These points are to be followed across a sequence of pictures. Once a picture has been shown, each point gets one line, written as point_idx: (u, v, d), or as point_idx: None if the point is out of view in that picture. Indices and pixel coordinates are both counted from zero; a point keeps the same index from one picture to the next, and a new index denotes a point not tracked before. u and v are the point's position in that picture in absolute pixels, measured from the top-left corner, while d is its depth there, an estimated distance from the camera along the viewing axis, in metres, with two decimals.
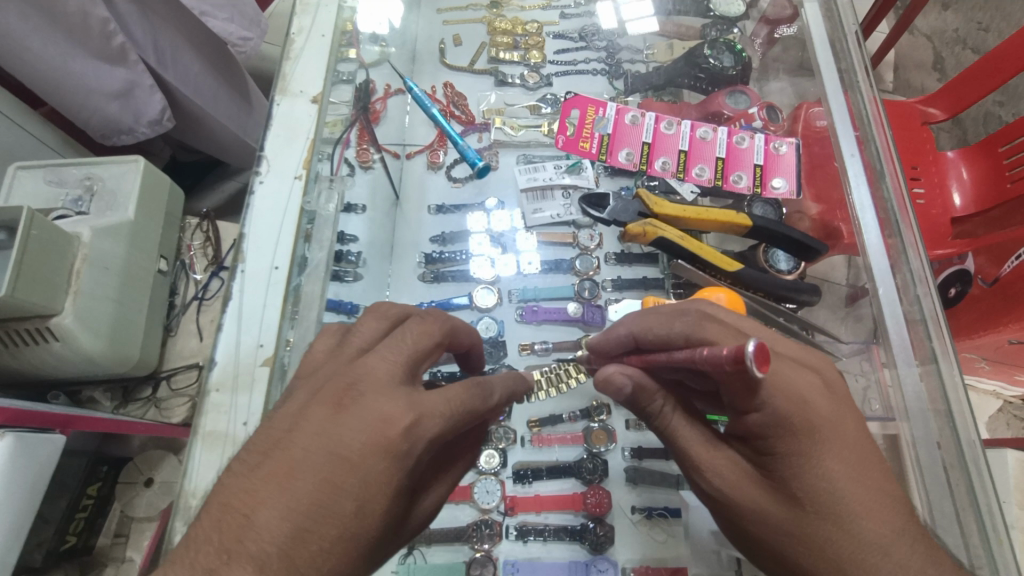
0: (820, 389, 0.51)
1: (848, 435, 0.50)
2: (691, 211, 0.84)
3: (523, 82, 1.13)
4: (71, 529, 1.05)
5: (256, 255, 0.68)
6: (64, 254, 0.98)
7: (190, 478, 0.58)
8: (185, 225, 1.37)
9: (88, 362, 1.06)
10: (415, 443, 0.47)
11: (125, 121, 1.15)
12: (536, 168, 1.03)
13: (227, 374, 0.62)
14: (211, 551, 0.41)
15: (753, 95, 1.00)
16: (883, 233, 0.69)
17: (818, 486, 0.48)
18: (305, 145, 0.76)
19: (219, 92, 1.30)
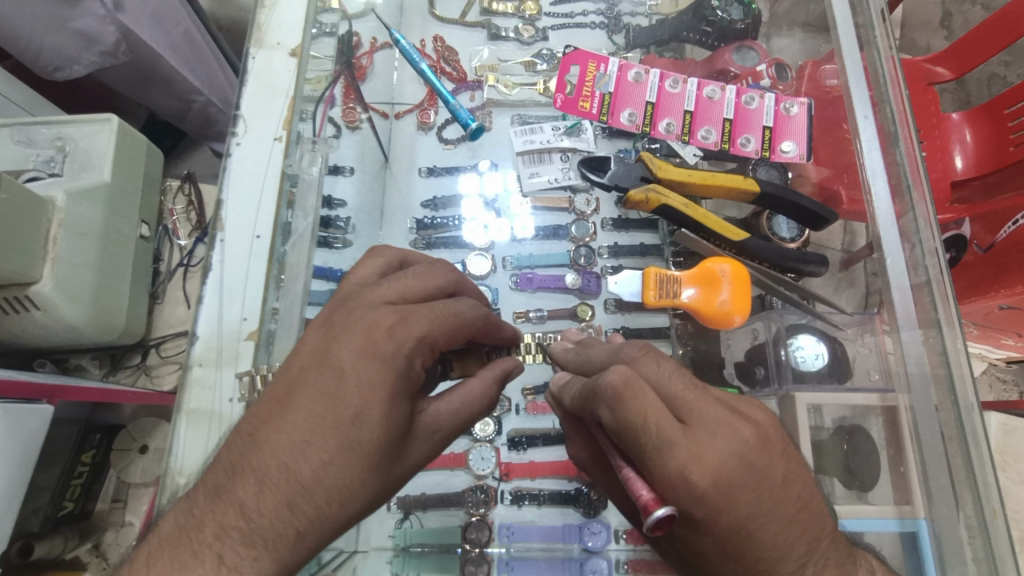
0: (716, 488, 0.42)
1: (733, 517, 0.42)
2: (698, 176, 0.81)
3: (517, 35, 1.07)
4: (68, 495, 1.06)
5: (237, 222, 0.65)
6: (37, 219, 0.94)
7: (176, 457, 0.56)
8: (166, 189, 1.32)
9: (72, 331, 1.04)
10: (401, 345, 0.46)
11: (71, 56, 1.06)
12: (533, 130, 0.99)
13: (210, 349, 0.60)
14: (221, 467, 0.43)
15: (761, 51, 0.95)
16: (894, 201, 0.67)
17: (697, 549, 0.46)
18: (285, 104, 0.71)
19: (182, 47, 1.19)
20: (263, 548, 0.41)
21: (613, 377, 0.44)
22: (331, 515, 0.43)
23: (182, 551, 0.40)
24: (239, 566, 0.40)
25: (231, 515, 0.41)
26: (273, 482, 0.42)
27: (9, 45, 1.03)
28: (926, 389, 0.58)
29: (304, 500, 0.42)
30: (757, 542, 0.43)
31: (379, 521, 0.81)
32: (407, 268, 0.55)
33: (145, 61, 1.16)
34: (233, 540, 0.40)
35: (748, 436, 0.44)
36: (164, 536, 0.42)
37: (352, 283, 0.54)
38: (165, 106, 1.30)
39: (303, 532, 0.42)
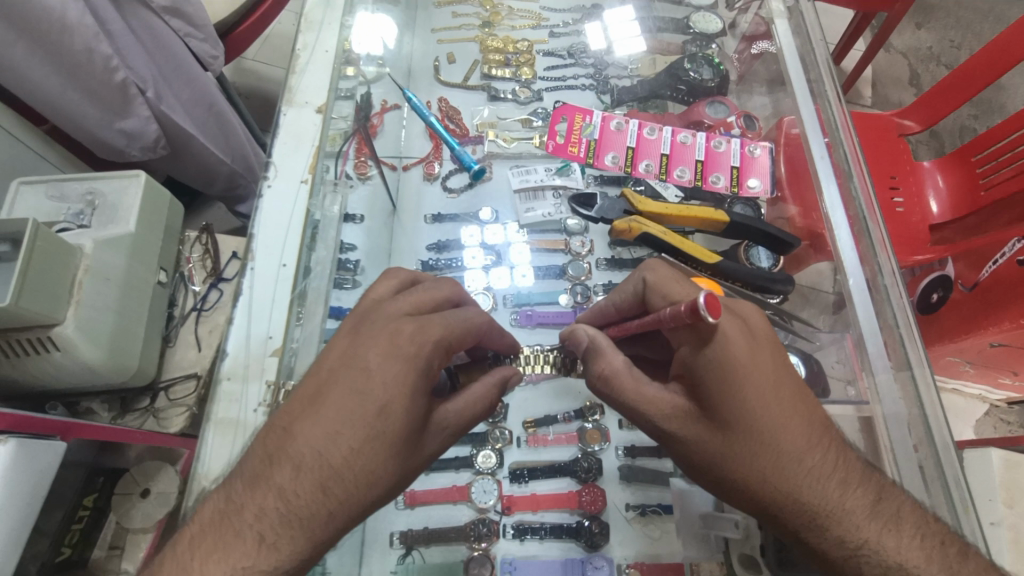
0: (743, 334, 0.54)
1: (765, 362, 0.52)
2: (675, 209, 0.89)
3: (514, 97, 1.18)
4: (65, 540, 1.06)
5: (265, 253, 0.71)
6: (66, 265, 1.00)
7: (203, 463, 0.59)
8: (185, 238, 1.40)
9: (88, 372, 1.07)
10: (422, 345, 0.53)
11: (121, 140, 1.17)
12: (528, 171, 1.07)
13: (238, 364, 0.64)
14: (258, 457, 0.48)
15: (731, 105, 1.04)
16: (853, 230, 0.74)
17: (745, 411, 0.51)
18: (310, 152, 0.79)
19: (209, 126, 1.31)
20: (299, 527, 0.46)
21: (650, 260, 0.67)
22: (356, 497, 0.49)
23: (227, 529, 0.46)
24: (278, 545, 0.46)
25: (270, 499, 0.46)
26: (308, 468, 0.47)
27: (75, 129, 1.13)
28: (895, 399, 0.63)
29: (334, 483, 0.48)
30: (755, 403, 0.51)
31: (382, 557, 0.82)
32: (419, 286, 0.62)
33: (181, 145, 1.28)
34: (272, 521, 0.46)
35: (760, 320, 0.56)
36: (206, 520, 0.47)
37: (374, 297, 0.60)
38: (189, 171, 1.39)
39: (334, 512, 0.48)
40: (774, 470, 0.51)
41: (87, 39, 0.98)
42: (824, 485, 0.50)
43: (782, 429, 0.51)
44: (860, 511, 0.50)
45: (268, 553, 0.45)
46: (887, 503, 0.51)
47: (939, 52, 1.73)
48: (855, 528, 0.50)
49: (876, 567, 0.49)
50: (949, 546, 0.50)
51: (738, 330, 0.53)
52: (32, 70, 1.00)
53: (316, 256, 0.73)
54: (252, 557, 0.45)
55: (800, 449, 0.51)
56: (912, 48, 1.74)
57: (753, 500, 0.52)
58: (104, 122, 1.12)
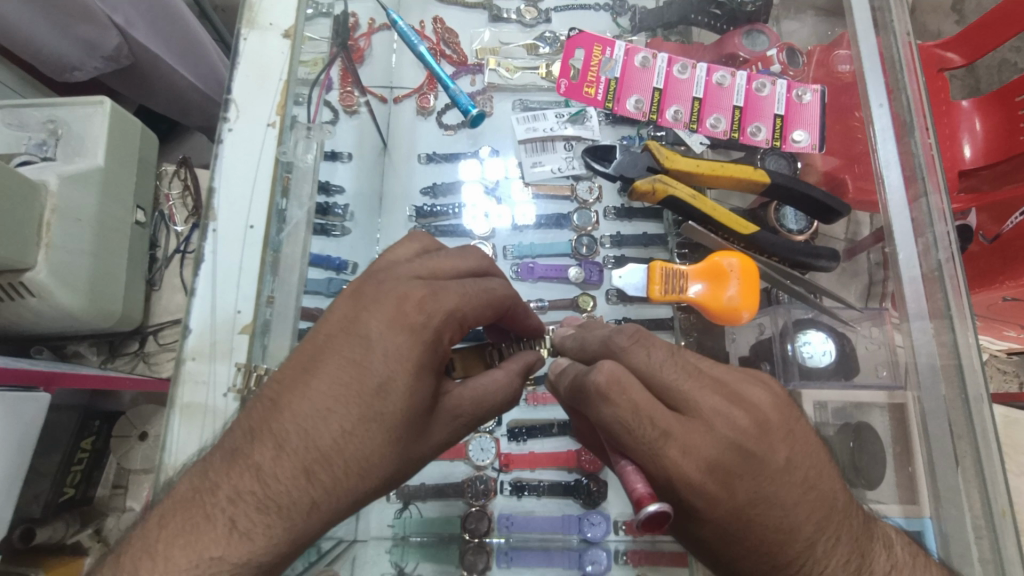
0: (705, 477, 0.43)
1: (732, 505, 0.43)
2: (705, 167, 0.79)
3: (519, 18, 1.04)
4: (68, 481, 1.06)
5: (229, 212, 0.63)
6: (30, 204, 0.92)
7: (168, 452, 0.55)
8: (162, 173, 1.30)
9: (69, 317, 1.02)
10: (432, 316, 0.47)
11: (76, 58, 1.06)
12: (536, 117, 0.97)
13: (204, 343, 0.59)
14: (241, 431, 0.44)
15: (772, 35, 0.93)
16: (908, 192, 0.65)
17: (699, 537, 0.47)
18: (277, 88, 0.69)
19: (176, 45, 1.17)
20: (276, 516, 0.42)
21: (599, 389, 0.45)
22: (347, 487, 0.44)
23: (196, 514, 0.42)
24: (249, 533, 0.41)
25: (247, 480, 0.42)
26: (292, 449, 0.43)
27: (27, 50, 1.03)
28: (934, 384, 0.57)
29: (321, 469, 0.43)
30: (746, 540, 0.45)
31: (380, 511, 0.82)
32: (427, 253, 0.54)
33: (145, 63, 1.16)
34: (248, 505, 0.42)
35: (746, 424, 0.44)
36: (180, 497, 0.43)
37: (387, 260, 0.53)
38: (159, 98, 1.27)
39: (317, 502, 0.43)
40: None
41: None
42: None
43: (742, 560, 0.46)
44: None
45: (240, 541, 0.41)
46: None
47: None
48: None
49: None
50: None
51: (701, 474, 0.43)
52: None
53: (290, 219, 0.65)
54: (222, 546, 0.41)
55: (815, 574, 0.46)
56: None
57: None
58: (59, 32, 1.01)
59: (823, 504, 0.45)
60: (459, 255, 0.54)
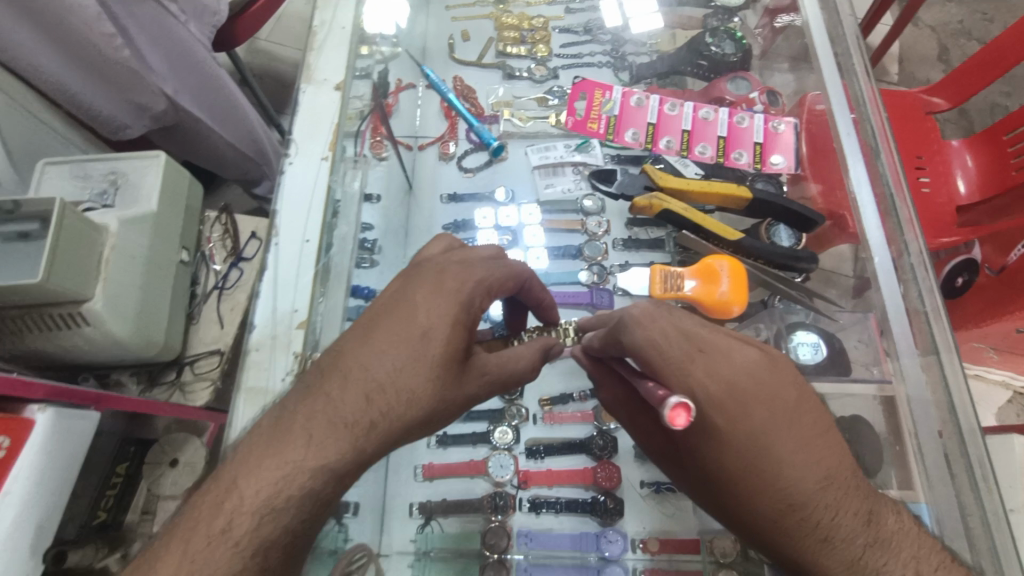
0: (725, 397, 0.53)
1: (747, 426, 0.53)
2: (697, 185, 0.91)
3: (530, 75, 1.17)
4: (102, 504, 1.10)
5: (288, 229, 0.71)
6: (94, 243, 1.03)
7: (234, 428, 0.61)
8: (205, 219, 1.42)
9: (118, 346, 1.11)
10: (464, 283, 0.54)
11: (128, 118, 1.22)
12: (547, 147, 1.08)
13: (266, 335, 0.66)
14: (313, 372, 0.51)
15: (753, 80, 1.04)
16: (879, 210, 0.73)
17: (721, 466, 0.55)
18: (329, 130, 0.79)
19: (216, 110, 1.31)
20: (346, 431, 0.47)
21: (634, 311, 0.57)
22: (396, 414, 0.49)
23: (281, 435, 0.47)
24: (325, 445, 0.46)
25: (320, 405, 0.48)
26: (354, 380, 0.49)
27: (83, 112, 1.18)
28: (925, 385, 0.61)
29: (379, 396, 0.49)
30: (730, 463, 0.54)
31: (402, 526, 0.85)
32: (468, 245, 0.62)
33: (188, 124, 1.32)
34: (321, 421, 0.47)
35: (756, 365, 0.54)
36: (261, 432, 0.48)
37: (423, 254, 0.61)
38: (206, 151, 1.42)
39: (375, 422, 0.48)
40: (751, 520, 0.54)
41: (85, 20, 0.99)
42: (805, 544, 0.51)
43: (760, 492, 0.52)
44: (837, 565, 0.50)
45: (318, 450, 0.46)
46: (876, 560, 0.49)
47: (970, 26, 1.71)
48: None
49: None
50: None
51: (720, 393, 0.53)
52: (38, 50, 1.02)
53: (338, 233, 0.74)
54: (302, 454, 0.46)
55: (778, 511, 0.52)
56: (940, 24, 1.73)
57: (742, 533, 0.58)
58: (114, 96, 1.16)
59: (825, 437, 0.53)
60: (488, 253, 0.60)
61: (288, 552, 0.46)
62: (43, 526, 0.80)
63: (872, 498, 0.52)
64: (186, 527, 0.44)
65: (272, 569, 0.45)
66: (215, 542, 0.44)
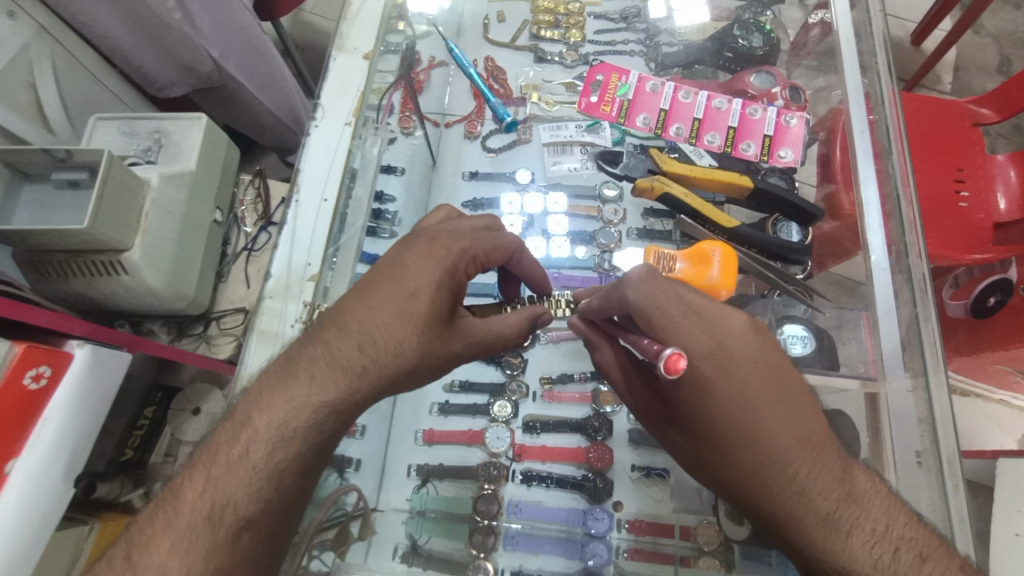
0: (714, 351, 0.56)
1: (734, 383, 0.55)
2: (699, 171, 0.92)
3: (561, 59, 1.18)
4: (130, 443, 1.18)
5: (309, 187, 0.75)
6: (136, 195, 1.09)
7: (245, 367, 0.67)
8: (240, 182, 1.48)
9: (152, 295, 1.18)
10: (451, 248, 0.58)
11: (173, 79, 1.28)
12: (559, 126, 1.10)
13: (280, 284, 0.70)
14: (312, 325, 0.55)
15: (777, 75, 1.04)
16: (883, 205, 0.77)
17: (707, 420, 0.57)
18: (355, 98, 0.82)
19: (258, 77, 1.37)
20: (342, 375, 0.51)
21: (634, 271, 0.60)
22: (385, 363, 0.53)
23: (286, 374, 0.51)
24: (325, 386, 0.51)
25: (319, 352, 0.52)
26: (348, 331, 0.53)
27: (133, 70, 1.25)
28: None
29: (370, 346, 0.53)
30: (716, 416, 0.56)
31: (400, 485, 0.89)
32: (465, 219, 0.65)
33: (231, 88, 1.37)
34: (321, 365, 0.51)
35: (743, 328, 0.57)
36: (266, 374, 0.52)
37: (420, 224, 0.64)
38: (245, 118, 1.48)
39: (366, 368, 0.53)
40: (730, 474, 0.57)
41: None
42: (783, 497, 0.53)
43: (743, 445, 0.55)
44: (812, 520, 0.51)
45: (319, 387, 0.50)
46: (849, 514, 0.51)
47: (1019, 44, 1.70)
48: (804, 534, 0.51)
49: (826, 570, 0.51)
50: (904, 555, 0.49)
51: (710, 349, 0.56)
52: (95, 8, 1.09)
53: (354, 195, 0.78)
54: (305, 392, 0.50)
55: (758, 465, 0.54)
56: (999, 35, 1.71)
57: (723, 492, 0.60)
58: (161, 58, 1.22)
59: (803, 398, 0.55)
60: (481, 224, 0.65)
61: (297, 481, 0.50)
62: (79, 449, 0.87)
63: (845, 459, 0.53)
64: (206, 455, 0.48)
65: (284, 491, 0.49)
66: (233, 466, 0.48)
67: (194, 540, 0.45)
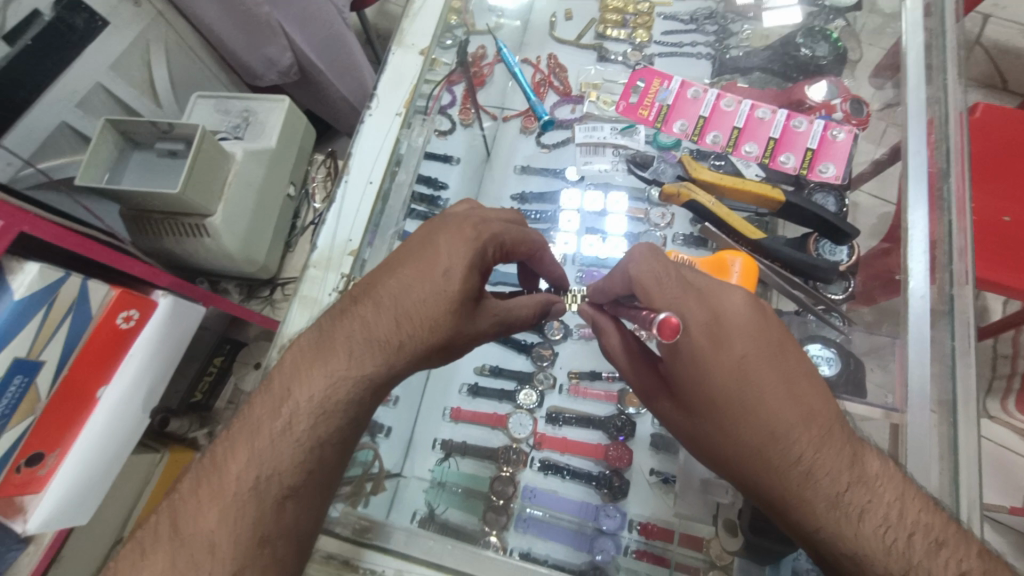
0: (710, 323, 0.56)
1: (731, 355, 0.55)
2: (728, 181, 0.93)
3: (624, 59, 1.18)
4: (200, 387, 1.32)
5: (358, 167, 0.80)
6: (222, 168, 1.22)
7: (286, 326, 0.74)
8: (313, 161, 1.60)
9: (228, 258, 1.31)
10: (482, 232, 0.62)
11: (263, 64, 1.40)
12: (593, 127, 1.10)
13: (323, 255, 0.77)
14: (344, 300, 0.60)
15: (840, 86, 1.01)
16: (931, 232, 0.72)
17: (705, 395, 0.57)
18: (408, 89, 0.85)
19: (336, 64, 1.48)
20: (381, 350, 0.56)
21: (635, 247, 0.62)
22: (420, 338, 0.58)
23: (322, 351, 0.55)
24: (363, 359, 0.55)
25: (354, 325, 0.57)
26: (385, 308, 0.58)
27: (232, 55, 1.38)
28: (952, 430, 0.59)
29: (407, 321, 0.58)
30: (714, 390, 0.56)
31: (423, 458, 0.93)
32: (499, 211, 0.69)
33: (312, 76, 1.48)
34: (359, 340, 0.56)
35: (741, 302, 0.56)
36: (301, 347, 0.57)
37: (450, 211, 0.68)
38: (323, 103, 1.59)
39: (403, 343, 0.57)
40: (732, 453, 0.56)
41: None
42: (787, 477, 0.51)
43: (744, 421, 0.54)
44: (821, 501, 0.49)
45: (356, 363, 0.55)
46: (861, 498, 0.48)
47: None
48: (813, 516, 0.49)
49: (836, 556, 0.49)
50: (919, 541, 0.46)
51: (706, 320, 0.56)
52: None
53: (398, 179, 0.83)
54: (344, 367, 0.55)
55: (760, 442, 0.53)
56: None
57: (726, 476, 0.59)
58: (253, 46, 1.34)
59: (808, 377, 0.54)
60: (507, 216, 0.68)
61: (337, 452, 0.55)
62: (157, 384, 0.99)
63: (855, 441, 0.51)
64: (249, 430, 0.53)
65: (326, 463, 0.54)
66: (276, 437, 0.52)
67: (241, 510, 0.50)
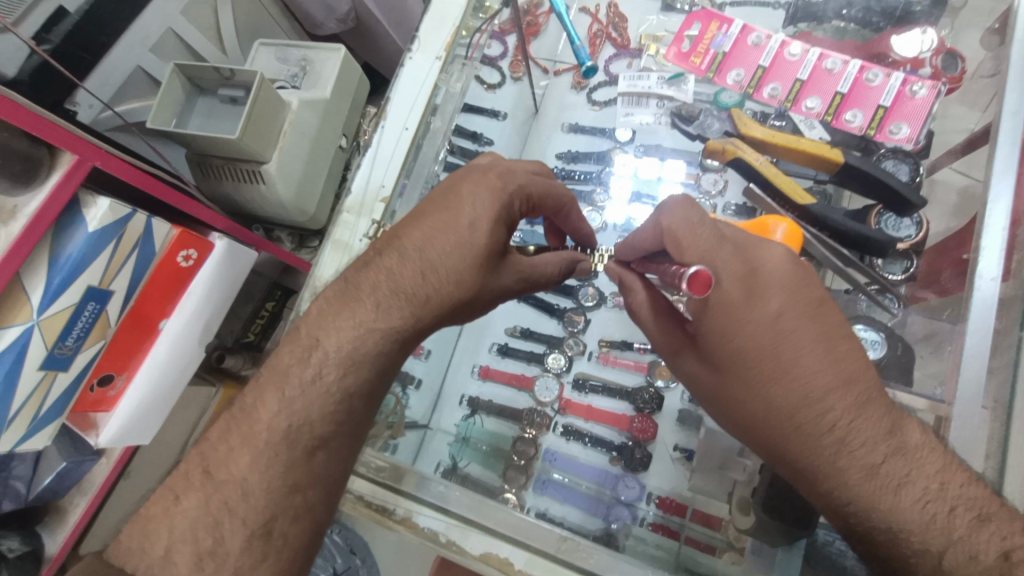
0: (746, 276, 0.53)
1: (766, 312, 0.52)
2: (780, 139, 0.86)
3: (691, 9, 1.09)
4: (252, 328, 1.41)
5: (394, 114, 0.80)
6: (279, 117, 1.26)
7: (318, 268, 0.77)
8: (366, 114, 1.61)
9: (281, 206, 1.36)
10: (507, 181, 0.61)
11: (321, 12, 1.40)
12: (640, 75, 1.04)
13: (357, 202, 0.78)
14: (370, 251, 0.61)
15: (935, 37, 0.89)
16: (1016, 201, 0.67)
17: (733, 354, 0.54)
18: (449, 32, 0.83)
19: (395, 14, 1.48)
20: (404, 300, 0.57)
21: (673, 198, 0.58)
22: (446, 293, 0.58)
23: (348, 300, 0.57)
24: (390, 311, 0.56)
25: (381, 276, 0.58)
26: (410, 262, 0.58)
27: (292, 2, 1.39)
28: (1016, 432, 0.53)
29: (432, 274, 0.57)
30: (744, 349, 0.53)
31: (451, 411, 0.96)
32: (533, 169, 0.67)
33: (368, 24, 1.47)
34: (384, 291, 0.57)
35: (779, 259, 0.53)
36: (328, 297, 0.58)
37: (480, 162, 0.67)
38: (378, 54, 1.59)
39: (429, 297, 0.57)
40: (760, 416, 0.54)
41: None
42: (820, 442, 0.50)
43: (775, 383, 0.52)
44: (855, 469, 0.48)
45: (382, 314, 0.56)
46: (898, 469, 0.47)
47: None
48: (846, 485, 0.48)
49: (866, 523, 0.48)
50: (960, 515, 0.45)
51: (740, 273, 0.53)
52: None
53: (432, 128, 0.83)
54: (371, 317, 0.56)
55: (793, 405, 0.51)
56: None
57: (751, 439, 0.57)
58: None
59: (849, 340, 0.51)
60: (530, 167, 0.67)
61: (364, 404, 0.57)
62: (214, 319, 1.07)
63: (895, 411, 0.49)
64: (277, 376, 0.55)
65: (353, 415, 0.57)
66: (306, 387, 0.54)
67: (274, 456, 0.53)
